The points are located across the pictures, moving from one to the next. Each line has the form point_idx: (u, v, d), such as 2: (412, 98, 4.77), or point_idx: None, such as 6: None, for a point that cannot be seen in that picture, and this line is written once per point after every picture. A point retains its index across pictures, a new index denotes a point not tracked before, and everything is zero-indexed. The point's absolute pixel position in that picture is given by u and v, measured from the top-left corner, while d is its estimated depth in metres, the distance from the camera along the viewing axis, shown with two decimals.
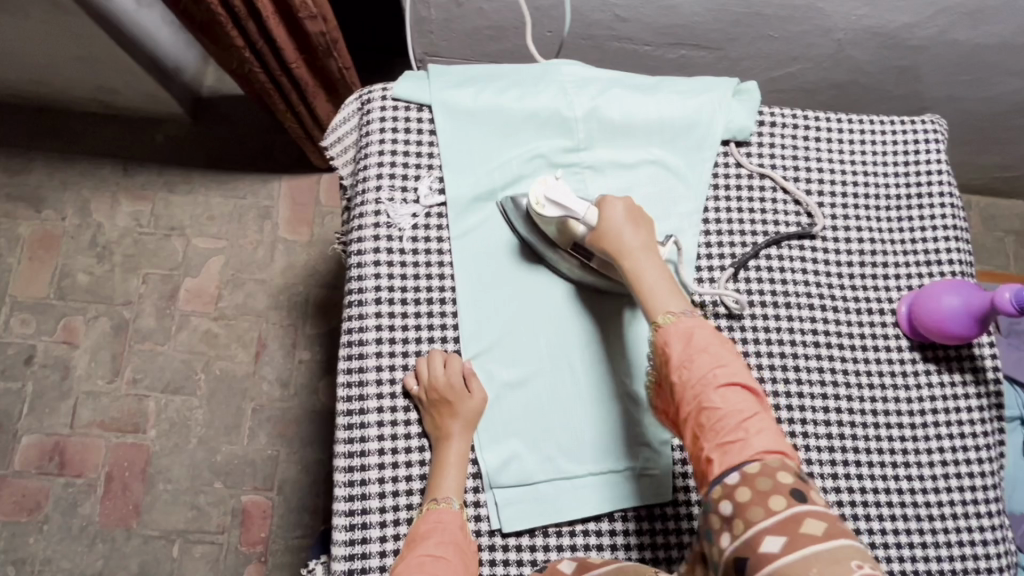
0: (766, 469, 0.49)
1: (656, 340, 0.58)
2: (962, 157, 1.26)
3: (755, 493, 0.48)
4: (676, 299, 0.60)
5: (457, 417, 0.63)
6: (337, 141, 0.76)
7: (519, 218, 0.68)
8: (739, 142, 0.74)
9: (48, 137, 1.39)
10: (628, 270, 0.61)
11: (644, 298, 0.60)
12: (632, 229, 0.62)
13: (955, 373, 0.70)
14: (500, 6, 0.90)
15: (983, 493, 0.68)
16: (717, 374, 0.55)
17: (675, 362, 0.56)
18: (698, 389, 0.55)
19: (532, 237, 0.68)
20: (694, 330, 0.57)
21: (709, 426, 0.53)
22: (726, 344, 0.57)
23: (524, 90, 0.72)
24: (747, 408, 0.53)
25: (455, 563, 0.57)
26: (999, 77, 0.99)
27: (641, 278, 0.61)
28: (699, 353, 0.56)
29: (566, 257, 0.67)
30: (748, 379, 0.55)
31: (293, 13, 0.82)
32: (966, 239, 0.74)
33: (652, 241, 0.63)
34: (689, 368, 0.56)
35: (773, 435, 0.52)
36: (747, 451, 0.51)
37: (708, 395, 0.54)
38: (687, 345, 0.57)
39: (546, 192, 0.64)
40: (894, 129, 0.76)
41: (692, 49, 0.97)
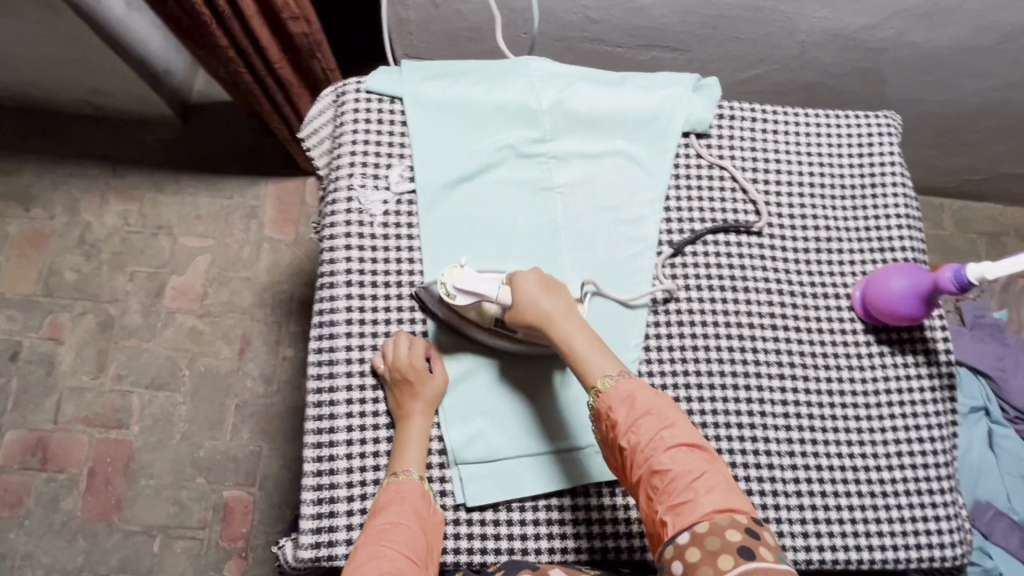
0: (716, 529, 0.52)
1: (599, 407, 0.60)
2: (930, 159, 1.30)
3: (705, 552, 0.51)
4: (606, 359, 0.62)
5: (419, 398, 0.64)
6: (313, 133, 0.79)
7: (433, 300, 0.68)
8: (699, 134, 0.77)
9: (39, 138, 1.42)
10: (556, 341, 0.63)
11: (579, 366, 0.62)
12: (549, 301, 0.63)
13: (909, 354, 0.73)
14: (476, 8, 0.94)
15: (936, 471, 0.70)
16: (663, 439, 0.57)
17: (622, 427, 0.58)
18: (648, 452, 0.56)
19: (451, 321, 0.67)
20: (635, 392, 0.59)
21: (660, 489, 0.55)
22: (671, 406, 0.59)
23: (492, 84, 0.75)
24: (695, 468, 0.55)
25: (415, 531, 0.59)
26: (958, 78, 1.03)
27: (570, 349, 0.62)
28: (644, 418, 0.58)
29: (490, 333, 0.67)
30: (695, 439, 0.58)
31: (277, 15, 0.85)
32: (919, 228, 0.77)
33: (566, 307, 0.64)
34: (636, 432, 0.57)
35: (722, 492, 0.54)
36: (696, 511, 0.53)
37: (656, 459, 0.56)
38: (632, 410, 0.58)
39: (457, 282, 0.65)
40: (849, 122, 0.79)
41: (662, 51, 1.00)
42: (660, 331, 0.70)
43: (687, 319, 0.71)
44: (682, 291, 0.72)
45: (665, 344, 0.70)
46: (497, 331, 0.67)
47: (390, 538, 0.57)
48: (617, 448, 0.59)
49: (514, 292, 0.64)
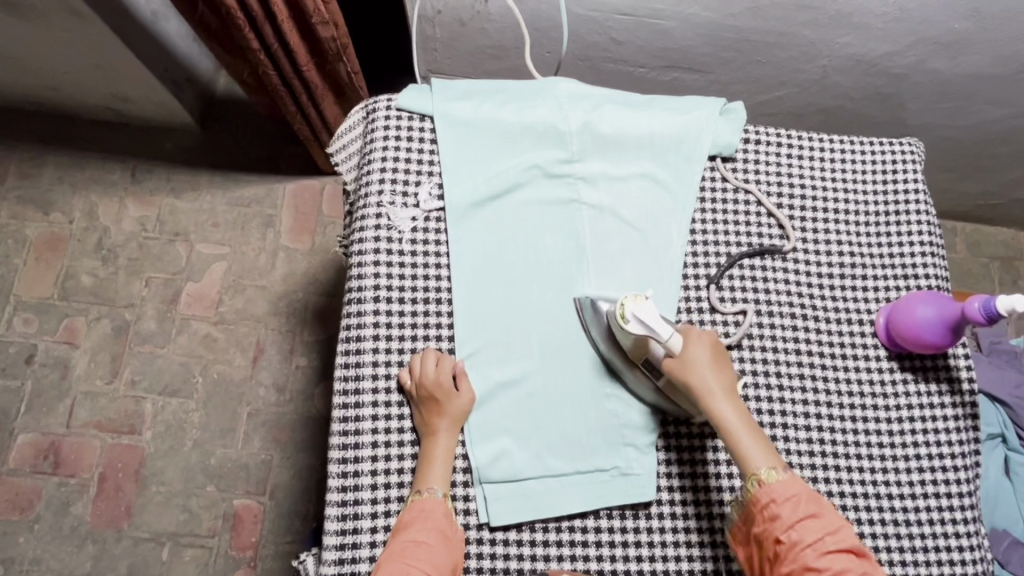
0: None
1: (758, 497, 0.59)
2: (946, 182, 1.30)
3: None
4: (771, 453, 0.61)
5: (444, 414, 0.65)
6: (343, 149, 0.80)
7: (598, 327, 0.68)
8: (725, 158, 0.77)
9: (60, 142, 1.43)
10: (713, 414, 0.62)
11: (740, 451, 0.61)
12: (716, 374, 0.62)
13: (932, 383, 0.73)
14: (502, 27, 0.95)
15: (959, 501, 0.70)
16: (824, 539, 0.56)
17: (782, 521, 0.57)
18: (805, 548, 0.56)
19: (610, 352, 0.68)
20: (799, 492, 0.58)
21: None
22: (829, 507, 0.59)
23: (521, 105, 0.75)
24: (853, 569, 0.55)
25: (439, 549, 0.59)
26: (978, 105, 1.04)
27: (728, 425, 0.61)
28: (807, 516, 0.57)
29: (641, 374, 0.67)
30: (853, 543, 0.56)
31: (308, 19, 0.86)
32: (943, 255, 0.77)
33: (728, 381, 0.63)
34: (796, 528, 0.56)
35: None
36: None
37: (815, 556, 0.55)
38: (795, 509, 0.57)
39: (636, 313, 0.63)
40: (874, 149, 0.79)
41: (684, 72, 1.01)
42: None
43: None
44: (707, 314, 0.72)
45: None
46: (646, 372, 0.66)
47: (413, 556, 0.57)
48: (768, 539, 0.57)
49: (690, 343, 0.63)
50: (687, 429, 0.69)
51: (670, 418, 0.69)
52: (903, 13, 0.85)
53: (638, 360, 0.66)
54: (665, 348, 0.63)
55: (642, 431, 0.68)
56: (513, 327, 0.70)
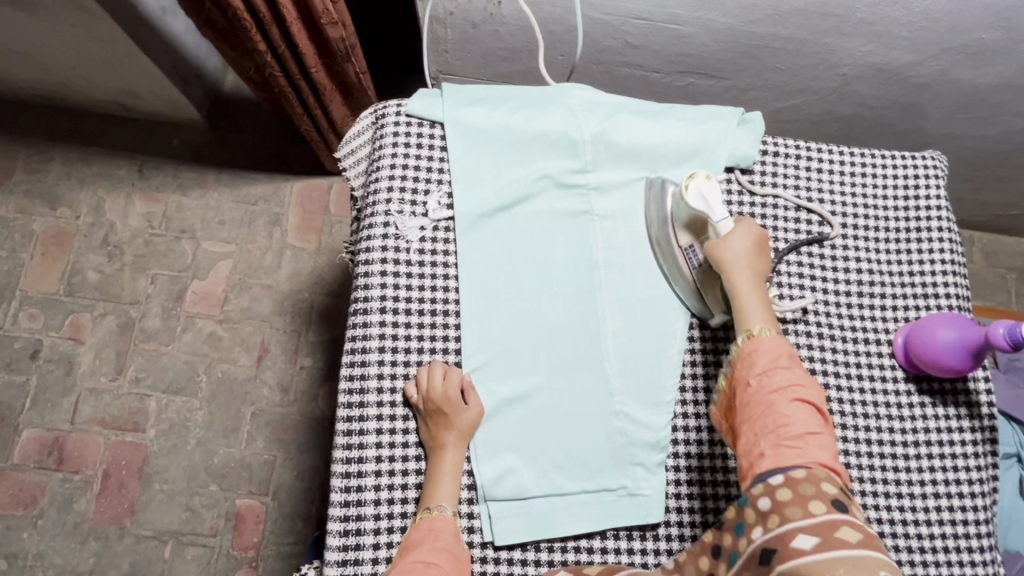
0: (811, 477, 0.51)
1: (745, 347, 0.58)
2: (964, 192, 1.27)
3: (795, 495, 0.50)
4: (772, 324, 0.60)
5: (453, 428, 0.64)
6: (350, 154, 0.78)
7: (658, 213, 0.71)
8: (742, 170, 0.75)
9: (67, 137, 1.43)
10: (730, 281, 0.62)
11: (743, 308, 0.61)
12: (751, 254, 0.63)
13: (950, 406, 0.71)
14: (515, 29, 0.93)
15: (975, 528, 0.68)
16: (792, 389, 0.55)
17: (753, 369, 0.57)
18: (772, 397, 0.55)
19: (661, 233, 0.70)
20: (782, 351, 0.57)
21: (772, 430, 0.54)
22: (804, 367, 0.57)
23: (534, 112, 0.74)
24: (815, 424, 0.54)
25: (448, 571, 0.57)
26: (1002, 116, 1.01)
27: (740, 290, 0.62)
28: (781, 369, 0.56)
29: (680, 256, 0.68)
30: (820, 402, 0.56)
31: (315, 20, 0.84)
32: (964, 274, 0.75)
33: (763, 268, 0.64)
34: (765, 376, 0.56)
35: (829, 451, 0.53)
36: (802, 458, 0.52)
37: (779, 403, 0.54)
38: (769, 360, 0.57)
39: (700, 186, 0.66)
40: (895, 163, 0.77)
41: (700, 78, 0.99)
42: (695, 371, 0.69)
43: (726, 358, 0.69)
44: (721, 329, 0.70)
45: (700, 383, 0.69)
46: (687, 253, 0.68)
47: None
48: (740, 384, 0.57)
49: (740, 226, 0.65)
50: (698, 449, 0.67)
51: (681, 438, 0.67)
52: (930, 22, 0.83)
53: (684, 241, 0.68)
54: (715, 231, 0.65)
55: (651, 450, 0.66)
56: (521, 344, 0.68)
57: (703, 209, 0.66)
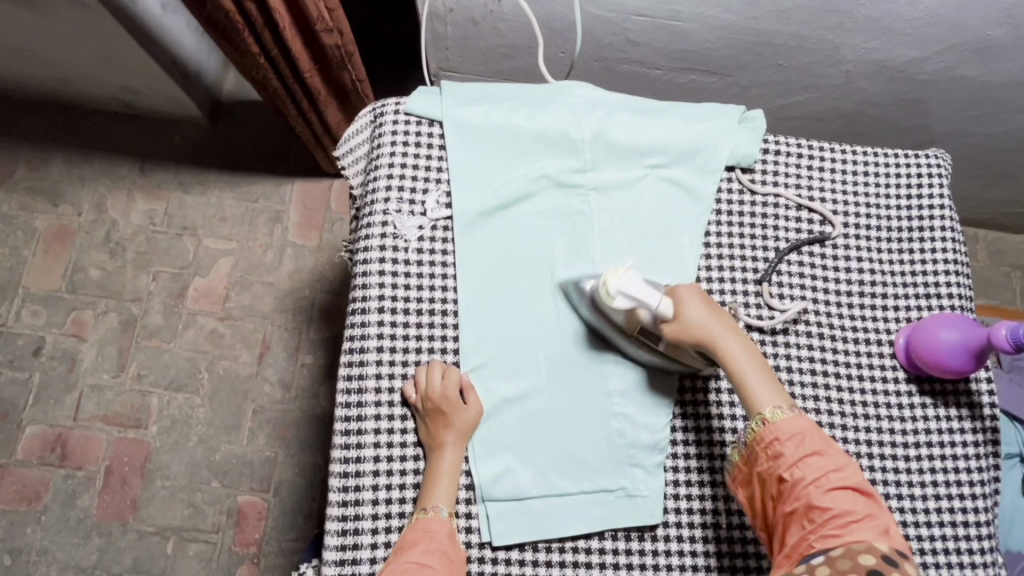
0: (853, 556, 0.52)
1: (763, 436, 0.58)
2: (969, 190, 1.26)
3: (837, 573, 0.51)
4: (778, 393, 0.60)
5: (451, 428, 0.63)
6: (349, 153, 0.78)
7: (585, 303, 0.67)
8: (743, 169, 0.75)
9: (69, 134, 1.43)
10: (720, 357, 0.62)
11: (746, 392, 0.60)
12: (713, 319, 0.62)
13: (952, 407, 0.70)
14: (515, 26, 0.92)
15: (976, 530, 0.68)
16: (829, 476, 0.55)
17: (786, 458, 0.57)
18: (809, 488, 0.55)
19: (599, 323, 0.67)
20: (806, 431, 0.57)
21: (814, 519, 0.54)
22: (837, 447, 0.58)
23: (534, 110, 0.73)
24: (857, 507, 0.54)
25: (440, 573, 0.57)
26: (1007, 113, 1.00)
27: (734, 365, 0.61)
28: (812, 454, 0.56)
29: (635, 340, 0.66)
30: (859, 483, 0.56)
31: (310, 26, 0.84)
32: (967, 274, 0.75)
33: (732, 324, 0.63)
34: (801, 465, 0.56)
35: (875, 532, 0.54)
36: (843, 541, 0.53)
37: (816, 494, 0.55)
38: (800, 447, 0.57)
39: (621, 285, 0.62)
40: (899, 161, 0.76)
41: (702, 75, 0.98)
42: (694, 371, 0.69)
43: None
44: None
45: (699, 385, 0.69)
46: (642, 338, 0.66)
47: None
48: (771, 477, 0.57)
49: (679, 303, 0.63)
50: (696, 450, 0.67)
51: (679, 438, 0.68)
52: (935, 19, 0.82)
53: (630, 331, 0.65)
54: (659, 315, 0.63)
55: (649, 451, 0.66)
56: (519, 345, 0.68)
57: (637, 304, 0.63)
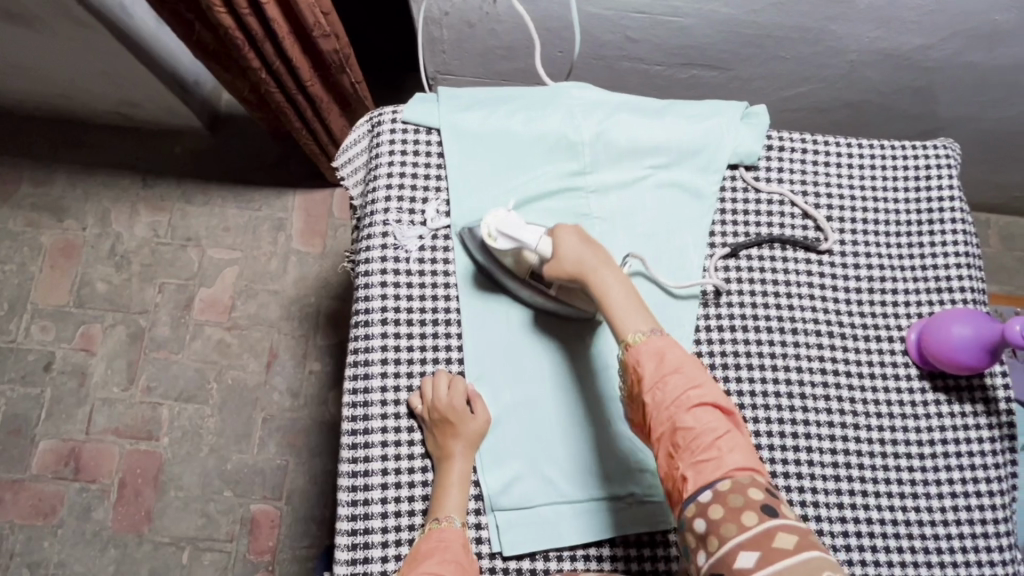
0: (737, 486, 0.52)
1: (628, 361, 0.59)
2: (980, 176, 1.24)
3: (727, 509, 0.51)
4: (645, 318, 0.61)
5: (459, 438, 0.63)
6: (348, 163, 0.77)
7: (475, 246, 0.68)
8: (747, 166, 0.73)
9: (71, 149, 1.43)
10: (593, 288, 0.62)
11: (614, 317, 0.61)
12: (588, 250, 0.63)
13: (966, 403, 0.69)
14: (511, 27, 0.91)
15: (994, 526, 0.67)
16: (692, 403, 0.56)
17: (651, 394, 0.57)
18: (672, 410, 0.56)
19: (489, 265, 0.68)
20: (665, 350, 0.58)
21: (684, 445, 0.55)
22: (695, 363, 0.59)
23: (532, 114, 0.72)
24: (718, 423, 0.55)
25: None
26: (1017, 98, 0.98)
27: (605, 295, 0.62)
28: (671, 375, 0.57)
29: (524, 283, 0.67)
30: (718, 399, 0.57)
31: (309, 33, 0.83)
32: (978, 266, 0.73)
33: (609, 259, 0.64)
34: (666, 396, 0.56)
35: (743, 450, 0.54)
36: (720, 469, 0.53)
37: (680, 415, 0.55)
38: (663, 380, 0.57)
39: (501, 227, 0.64)
40: (906, 152, 0.75)
41: (703, 69, 0.97)
42: None
43: (732, 361, 0.68)
44: (726, 331, 0.69)
45: None
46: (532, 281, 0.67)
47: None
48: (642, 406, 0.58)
49: (556, 236, 0.64)
50: None
51: None
52: (941, 6, 0.80)
53: (519, 273, 0.67)
54: (541, 253, 0.65)
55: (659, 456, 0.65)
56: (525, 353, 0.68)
57: (519, 243, 0.65)
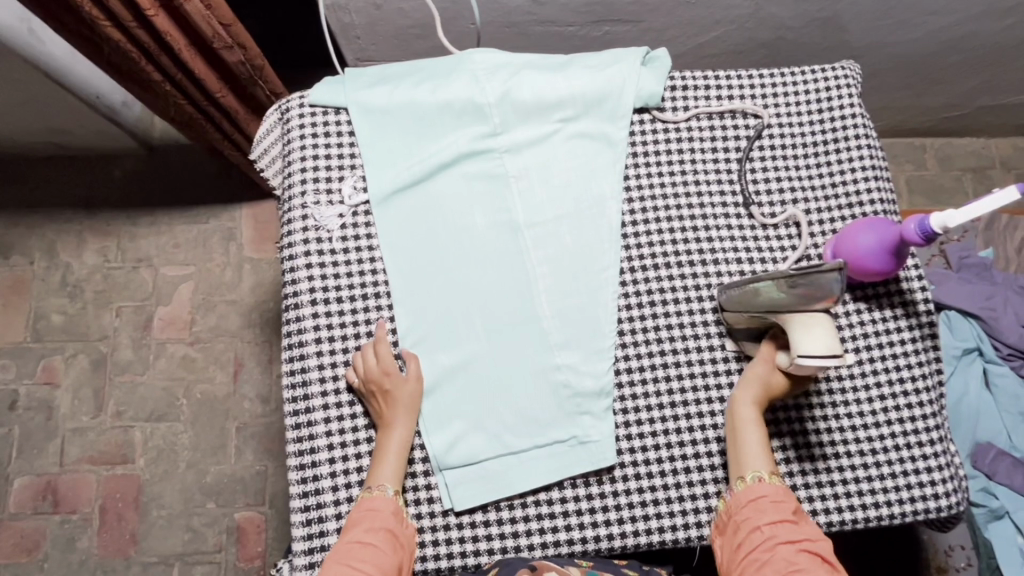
0: None
1: (747, 497, 0.61)
2: (904, 100, 1.27)
3: None
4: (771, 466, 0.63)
5: (394, 404, 0.65)
6: (264, 154, 0.78)
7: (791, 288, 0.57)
8: (652, 109, 0.75)
9: (9, 185, 1.41)
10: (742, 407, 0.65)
11: (745, 449, 0.64)
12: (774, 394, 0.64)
13: (886, 309, 0.71)
14: (418, 4, 0.92)
15: (925, 423, 0.69)
16: (801, 540, 0.58)
17: (763, 516, 0.59)
18: (778, 546, 0.57)
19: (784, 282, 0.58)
20: (785, 500, 0.60)
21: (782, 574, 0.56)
22: (805, 515, 0.61)
23: (437, 83, 0.73)
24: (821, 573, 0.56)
25: (383, 550, 0.60)
26: (921, 16, 1.00)
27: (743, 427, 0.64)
28: (784, 518, 0.59)
29: (761, 299, 0.61)
30: (828, 552, 0.58)
31: (208, 46, 0.83)
32: (887, 178, 0.75)
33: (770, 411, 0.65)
34: (775, 526, 0.59)
35: None
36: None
37: (787, 553, 0.57)
38: (778, 511, 0.59)
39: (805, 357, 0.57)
40: (806, 78, 0.77)
41: (615, 25, 0.98)
42: (631, 314, 0.70)
43: (659, 299, 0.71)
44: (650, 271, 0.71)
45: (636, 328, 0.70)
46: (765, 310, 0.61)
47: (357, 558, 0.58)
48: (748, 528, 0.60)
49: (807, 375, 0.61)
50: (643, 389, 0.69)
51: (625, 380, 0.69)
52: None
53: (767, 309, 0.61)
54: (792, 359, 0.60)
55: (596, 397, 0.67)
56: (461, 317, 0.69)
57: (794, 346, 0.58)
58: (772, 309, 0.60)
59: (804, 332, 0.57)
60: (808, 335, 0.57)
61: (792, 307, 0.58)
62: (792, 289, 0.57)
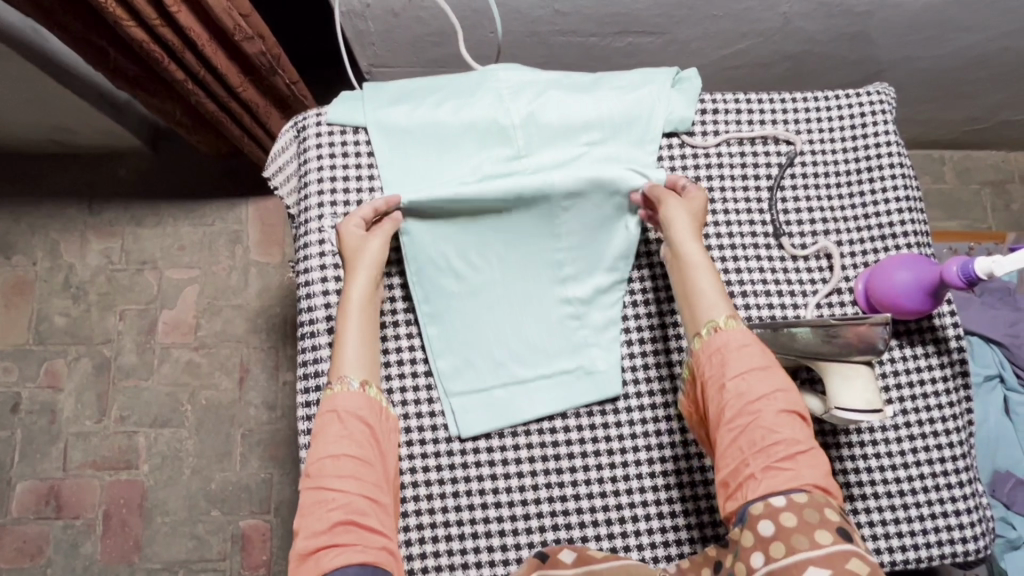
0: (812, 502, 0.52)
1: (705, 347, 0.60)
2: (928, 113, 1.24)
3: (801, 521, 0.51)
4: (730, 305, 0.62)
5: (358, 265, 0.64)
6: (279, 171, 0.76)
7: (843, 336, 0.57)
8: (682, 134, 0.73)
9: (11, 183, 1.38)
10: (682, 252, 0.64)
11: (698, 290, 0.62)
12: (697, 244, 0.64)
13: (918, 345, 0.69)
14: (438, 13, 0.89)
15: (954, 465, 0.68)
16: (776, 399, 0.56)
17: (732, 373, 0.57)
18: (753, 413, 0.56)
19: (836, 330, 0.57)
20: (748, 343, 0.58)
21: (762, 447, 0.54)
22: (772, 363, 0.58)
23: (459, 102, 0.71)
24: (800, 439, 0.55)
25: (363, 453, 0.58)
26: (954, 33, 0.97)
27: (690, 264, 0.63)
28: (755, 373, 0.57)
29: (798, 343, 0.59)
30: (801, 409, 0.57)
31: (229, 39, 0.80)
32: (921, 209, 0.73)
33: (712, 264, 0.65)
34: (747, 386, 0.56)
35: (819, 469, 0.54)
36: (796, 481, 0.53)
37: (766, 419, 0.55)
38: (745, 365, 0.57)
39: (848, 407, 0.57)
40: (840, 103, 0.74)
41: (638, 36, 0.95)
42: (654, 346, 0.70)
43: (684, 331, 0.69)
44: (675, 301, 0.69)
45: (660, 362, 0.69)
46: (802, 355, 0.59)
47: (332, 474, 0.56)
48: (716, 388, 0.58)
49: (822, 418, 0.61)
50: (665, 426, 0.68)
51: (647, 417, 0.68)
52: None
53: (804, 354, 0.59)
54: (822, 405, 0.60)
55: None
56: None
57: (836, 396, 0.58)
58: (812, 355, 0.58)
59: (848, 378, 0.57)
60: (852, 385, 0.57)
61: (839, 356, 0.57)
62: (840, 339, 0.57)
